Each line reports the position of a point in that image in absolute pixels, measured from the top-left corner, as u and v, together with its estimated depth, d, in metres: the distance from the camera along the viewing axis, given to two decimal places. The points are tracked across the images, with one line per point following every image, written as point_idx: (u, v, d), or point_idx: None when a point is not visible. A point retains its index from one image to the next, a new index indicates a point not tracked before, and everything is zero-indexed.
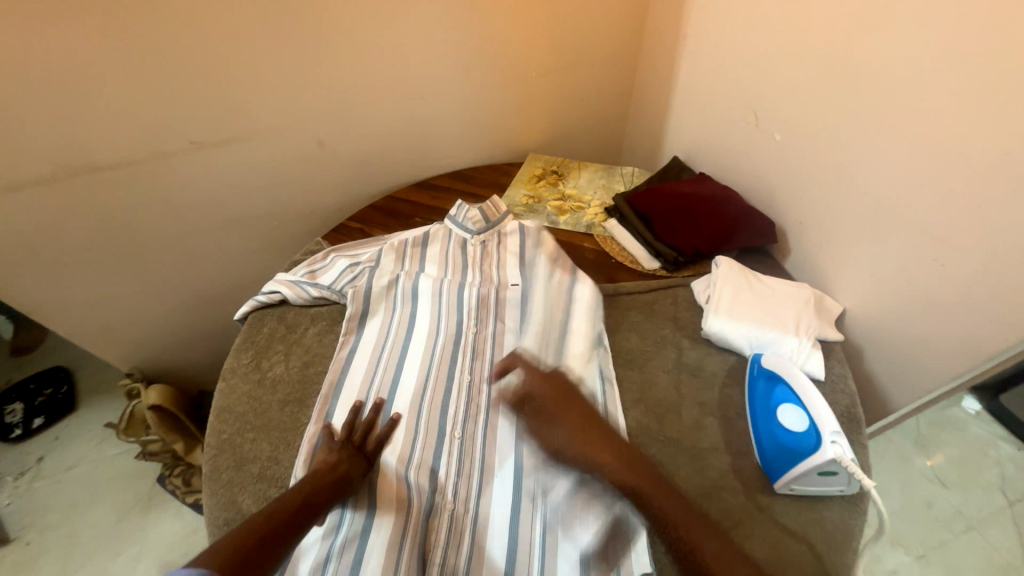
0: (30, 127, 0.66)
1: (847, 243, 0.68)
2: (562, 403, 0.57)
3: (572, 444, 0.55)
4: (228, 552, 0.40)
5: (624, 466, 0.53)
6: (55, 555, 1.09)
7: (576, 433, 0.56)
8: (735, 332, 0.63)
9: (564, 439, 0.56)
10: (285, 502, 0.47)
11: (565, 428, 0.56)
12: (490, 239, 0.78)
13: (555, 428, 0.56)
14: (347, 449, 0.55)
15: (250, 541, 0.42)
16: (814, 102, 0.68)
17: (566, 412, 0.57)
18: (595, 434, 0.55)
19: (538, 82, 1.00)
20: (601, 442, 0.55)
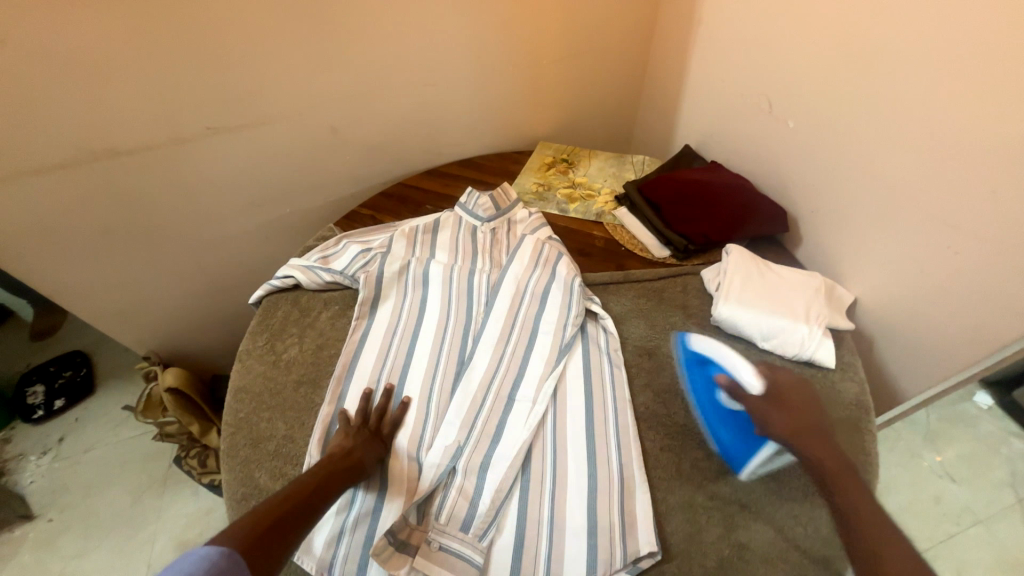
0: (48, 113, 0.67)
1: (860, 233, 0.68)
2: (804, 406, 0.50)
3: (792, 438, 0.49)
4: (248, 526, 0.40)
5: (848, 485, 0.46)
6: (76, 532, 1.13)
7: (804, 433, 0.49)
8: (745, 319, 0.62)
9: (785, 428, 0.49)
10: (301, 485, 0.47)
11: (791, 421, 0.49)
12: (500, 226, 0.81)
13: (783, 419, 0.49)
14: (362, 434, 0.56)
15: (272, 516, 0.42)
16: (830, 88, 0.67)
17: (800, 413, 0.50)
18: (820, 436, 0.49)
19: (549, 68, 0.99)
20: (820, 451, 0.48)
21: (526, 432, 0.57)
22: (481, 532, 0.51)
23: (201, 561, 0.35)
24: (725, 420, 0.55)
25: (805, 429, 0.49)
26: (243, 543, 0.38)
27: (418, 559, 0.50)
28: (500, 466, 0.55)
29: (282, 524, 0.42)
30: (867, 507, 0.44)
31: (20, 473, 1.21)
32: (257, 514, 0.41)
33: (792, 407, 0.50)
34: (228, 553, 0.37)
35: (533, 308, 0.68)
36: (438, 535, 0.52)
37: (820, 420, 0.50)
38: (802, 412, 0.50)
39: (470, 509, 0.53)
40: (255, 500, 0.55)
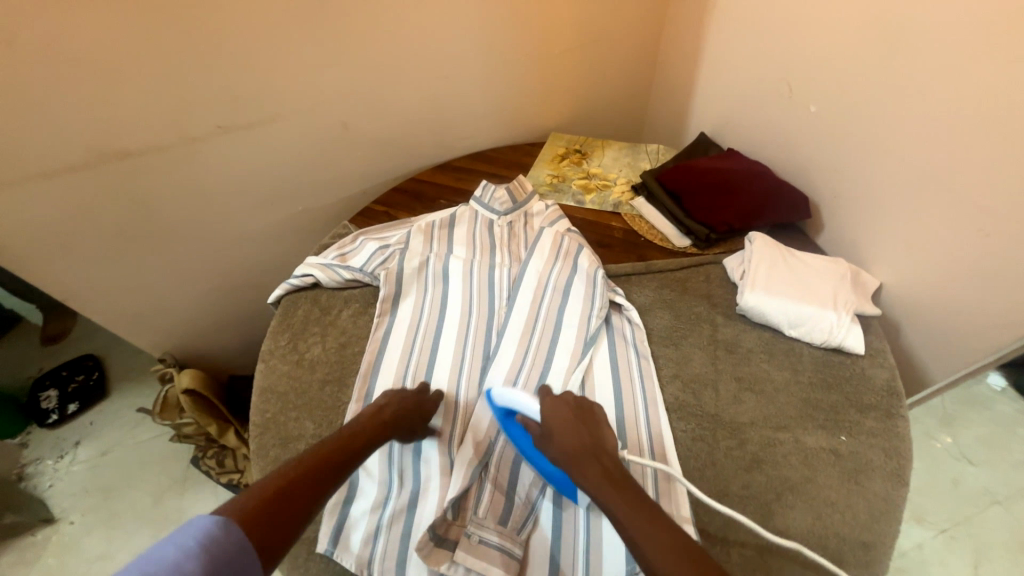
0: (58, 115, 0.67)
1: (884, 218, 0.67)
2: (577, 425, 0.50)
3: (570, 464, 0.47)
4: (258, 493, 0.40)
5: (624, 500, 0.43)
6: (98, 533, 1.14)
7: (581, 450, 0.48)
8: (771, 307, 0.62)
9: (561, 456, 0.48)
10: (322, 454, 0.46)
11: (564, 446, 0.48)
12: (516, 219, 0.80)
13: (555, 443, 0.49)
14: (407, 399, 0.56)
15: (285, 483, 0.42)
16: (852, 71, 0.66)
17: (573, 432, 0.49)
18: (594, 458, 0.47)
19: (559, 58, 0.98)
20: (599, 467, 0.46)
21: None
22: (518, 525, 0.52)
23: (201, 532, 0.35)
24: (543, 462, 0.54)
25: (579, 448, 0.48)
26: (252, 512, 0.38)
27: (458, 553, 0.50)
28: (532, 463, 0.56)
29: (295, 488, 0.42)
30: (647, 525, 0.41)
31: (39, 477, 1.22)
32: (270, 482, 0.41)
33: (558, 429, 0.50)
34: (229, 522, 0.37)
35: (555, 302, 0.67)
36: (478, 528, 0.51)
37: (588, 440, 0.49)
38: (574, 431, 0.49)
39: (506, 504, 0.54)
40: None
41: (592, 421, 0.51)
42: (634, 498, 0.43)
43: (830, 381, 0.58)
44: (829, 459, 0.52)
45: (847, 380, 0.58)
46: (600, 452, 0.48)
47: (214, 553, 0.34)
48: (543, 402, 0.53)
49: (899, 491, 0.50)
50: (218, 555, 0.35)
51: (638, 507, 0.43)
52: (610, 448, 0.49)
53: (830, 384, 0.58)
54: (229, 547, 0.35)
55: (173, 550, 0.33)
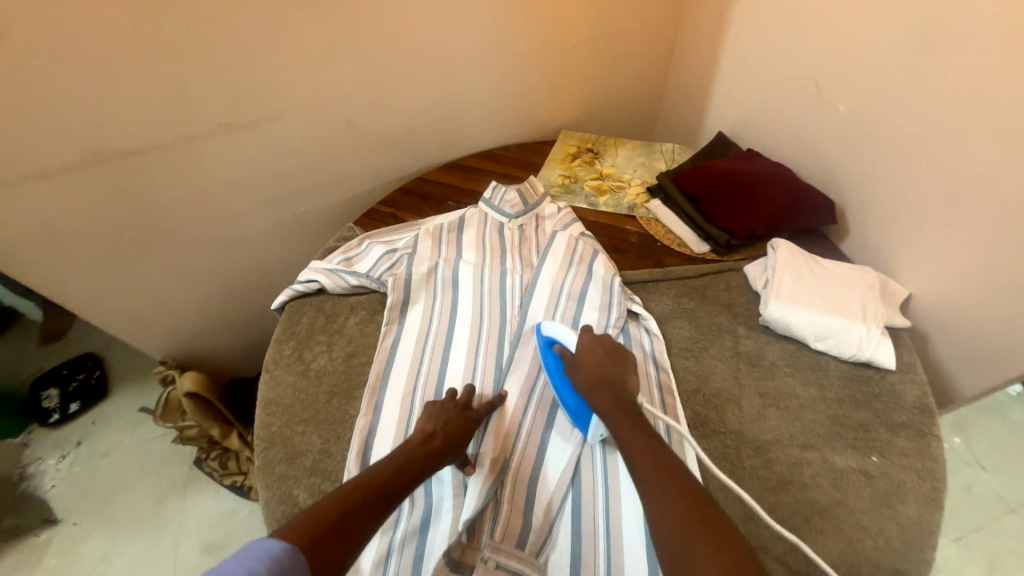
0: (51, 113, 0.63)
1: (914, 226, 0.64)
2: (606, 358, 0.55)
3: (588, 387, 0.53)
4: (307, 525, 0.38)
5: (629, 424, 0.48)
6: (100, 535, 1.13)
7: (604, 380, 0.53)
8: (798, 318, 0.59)
9: (584, 379, 0.53)
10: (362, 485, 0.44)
11: (590, 372, 0.54)
12: (528, 222, 0.78)
13: (583, 368, 0.54)
14: (455, 419, 0.54)
15: (337, 511, 0.41)
16: (885, 70, 0.62)
17: (600, 363, 0.54)
18: (611, 387, 0.52)
19: (571, 53, 0.94)
20: (616, 396, 0.51)
21: (573, 442, 0.56)
22: (537, 548, 0.50)
23: (264, 556, 0.35)
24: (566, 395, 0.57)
25: (601, 377, 0.53)
26: (310, 542, 0.37)
27: None
28: (549, 482, 0.54)
29: (345, 522, 0.40)
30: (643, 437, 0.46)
31: (40, 477, 1.20)
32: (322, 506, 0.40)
33: (587, 359, 0.55)
34: (293, 550, 0.36)
35: (569, 309, 0.65)
36: (494, 553, 0.50)
37: (613, 371, 0.54)
38: (600, 362, 0.54)
39: (524, 524, 0.52)
40: None
41: (623, 360, 0.56)
42: (640, 425, 0.48)
43: (859, 397, 0.56)
44: (859, 480, 0.50)
45: (876, 396, 0.56)
46: (621, 384, 0.52)
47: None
48: (583, 336, 0.58)
49: (935, 515, 0.48)
50: None
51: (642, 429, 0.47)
52: (631, 385, 0.53)
53: (858, 401, 0.56)
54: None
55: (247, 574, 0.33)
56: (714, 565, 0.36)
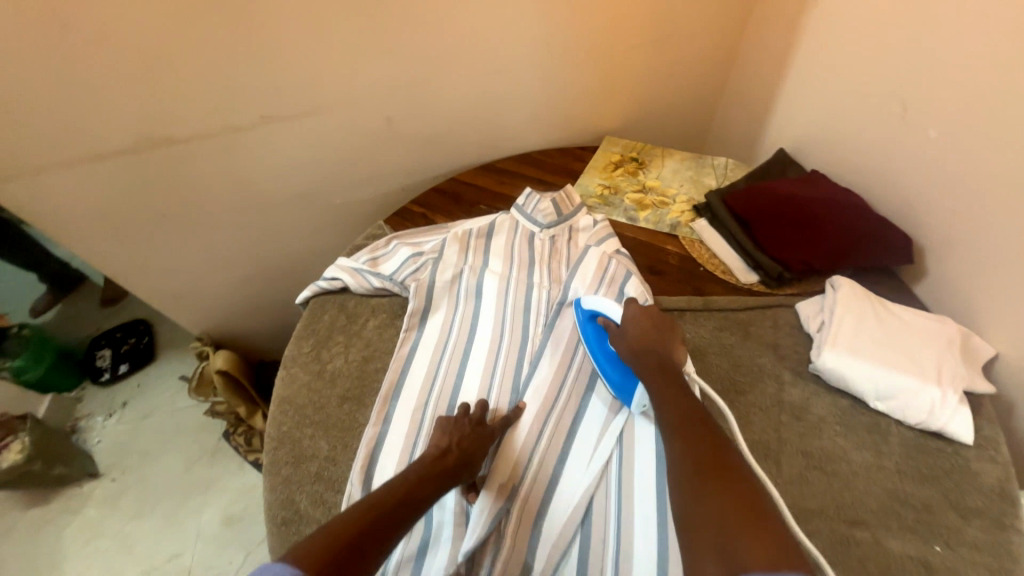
0: (103, 98, 0.65)
1: (1012, 278, 0.55)
2: (651, 327, 0.55)
3: (632, 348, 0.53)
4: (323, 545, 0.37)
5: (666, 383, 0.49)
6: (134, 493, 1.20)
7: (648, 346, 0.53)
8: (857, 372, 0.52)
9: (629, 340, 0.54)
10: (377, 503, 0.42)
11: (636, 335, 0.54)
12: (561, 234, 0.73)
13: (629, 330, 0.55)
14: (469, 437, 0.52)
15: (352, 530, 0.39)
16: (995, 93, 0.53)
17: (644, 330, 0.55)
18: (654, 353, 0.52)
19: (624, 54, 0.88)
20: (658, 361, 0.52)
21: (586, 482, 0.52)
22: None
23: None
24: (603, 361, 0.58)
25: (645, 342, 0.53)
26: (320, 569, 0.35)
27: None
28: (556, 521, 0.50)
29: (354, 553, 0.37)
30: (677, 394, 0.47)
31: (88, 432, 1.29)
32: (333, 531, 0.38)
33: (632, 323, 0.55)
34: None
35: None
36: None
37: (658, 339, 0.54)
38: (645, 328, 0.55)
39: (524, 565, 0.48)
40: (296, 527, 0.52)
41: (671, 333, 0.55)
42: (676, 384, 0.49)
43: (924, 472, 0.48)
44: (918, 573, 0.43)
45: (945, 473, 0.48)
46: (665, 351, 0.53)
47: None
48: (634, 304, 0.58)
49: None
50: None
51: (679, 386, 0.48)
52: (675, 356, 0.53)
53: (923, 476, 0.48)
54: None
55: None
56: (719, 504, 0.36)
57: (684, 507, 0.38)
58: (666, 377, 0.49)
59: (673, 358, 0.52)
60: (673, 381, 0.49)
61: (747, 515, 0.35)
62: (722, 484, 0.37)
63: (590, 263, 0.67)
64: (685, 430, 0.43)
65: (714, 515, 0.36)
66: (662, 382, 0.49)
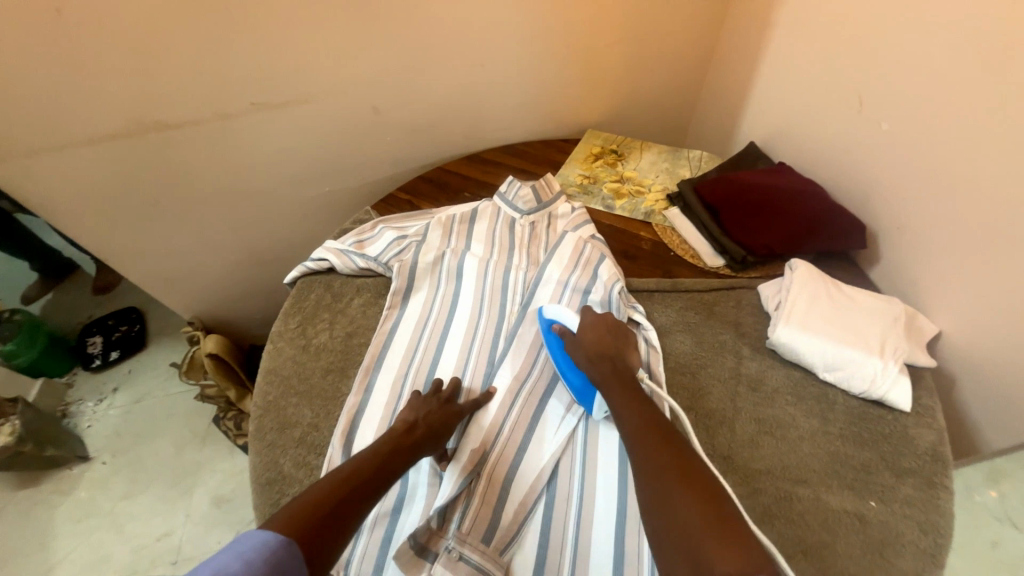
0: (98, 83, 0.67)
1: (954, 260, 0.59)
2: (604, 334, 0.57)
3: (588, 359, 0.55)
4: (304, 511, 0.39)
5: (620, 387, 0.51)
6: (124, 476, 1.22)
7: (603, 353, 0.55)
8: (807, 346, 0.56)
9: (585, 352, 0.56)
10: (356, 471, 0.45)
11: (592, 346, 0.56)
12: (540, 220, 0.77)
13: (583, 340, 0.57)
14: (438, 411, 0.54)
15: (333, 501, 0.41)
16: (938, 88, 0.57)
17: (599, 337, 0.57)
18: (611, 359, 0.55)
19: (605, 50, 0.91)
20: (611, 367, 0.54)
21: (554, 446, 0.55)
22: (502, 546, 0.50)
23: (259, 547, 0.35)
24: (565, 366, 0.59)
25: (601, 349, 0.56)
26: (301, 532, 0.38)
27: (437, 567, 0.48)
28: (524, 478, 0.54)
29: (332, 523, 0.39)
30: (634, 401, 0.49)
31: (79, 416, 1.31)
32: (313, 499, 0.40)
33: (588, 330, 0.57)
34: (287, 542, 0.36)
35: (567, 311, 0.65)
36: (460, 544, 0.49)
37: (612, 345, 0.56)
38: (599, 335, 0.57)
39: (493, 520, 0.51)
40: (279, 487, 0.55)
41: (621, 339, 0.57)
42: (631, 391, 0.51)
43: (864, 436, 0.52)
44: (852, 525, 0.46)
45: (885, 438, 0.52)
46: (619, 357, 0.55)
47: (269, 568, 0.34)
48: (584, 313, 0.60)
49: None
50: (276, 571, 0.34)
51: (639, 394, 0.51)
52: (629, 359, 0.56)
53: (863, 440, 0.52)
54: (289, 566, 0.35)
55: (240, 565, 0.33)
56: (696, 514, 0.38)
57: (652, 518, 0.40)
58: (626, 385, 0.51)
59: (630, 364, 0.54)
60: (631, 389, 0.51)
61: (714, 522, 0.37)
62: (689, 495, 0.39)
63: (565, 247, 0.70)
64: (651, 438, 0.45)
65: (681, 521, 0.38)
66: (619, 390, 0.51)
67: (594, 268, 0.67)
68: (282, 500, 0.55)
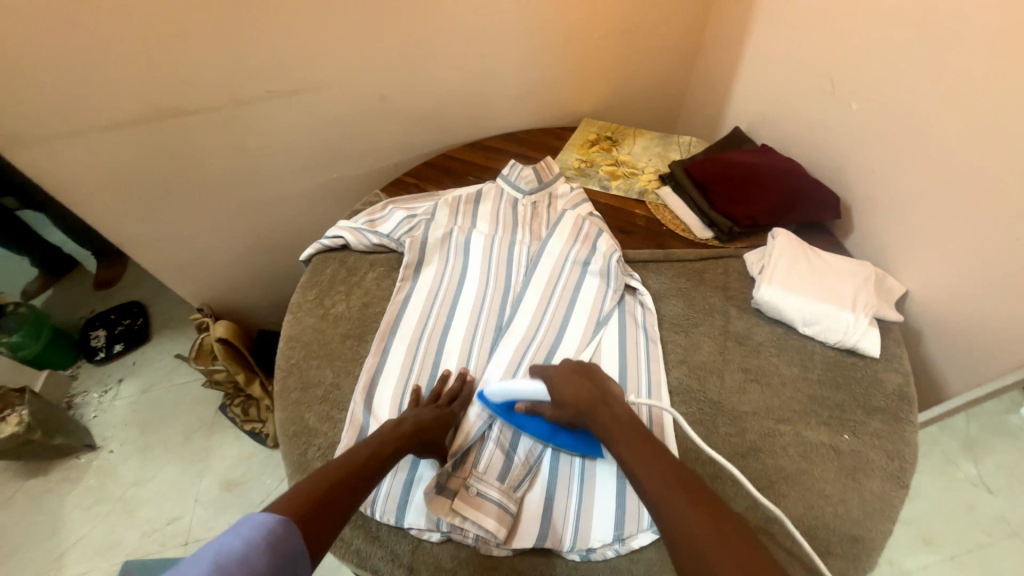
0: (121, 71, 0.72)
1: (917, 225, 0.65)
2: (581, 380, 0.54)
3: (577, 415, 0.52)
4: (305, 494, 0.43)
5: (627, 437, 0.49)
6: (132, 463, 1.24)
7: (589, 400, 0.52)
8: (788, 302, 0.61)
9: (570, 407, 0.52)
10: (355, 457, 0.49)
11: (574, 399, 0.52)
12: (541, 200, 0.81)
13: (562, 396, 0.53)
14: (430, 410, 0.56)
15: (327, 487, 0.44)
16: (899, 69, 0.63)
17: (578, 387, 0.53)
18: (599, 406, 0.51)
19: (598, 42, 0.97)
20: (609, 414, 0.51)
21: None
22: (515, 483, 0.55)
23: (259, 527, 0.38)
24: (542, 430, 0.57)
25: (586, 399, 0.52)
26: (297, 516, 0.41)
27: (458, 502, 0.52)
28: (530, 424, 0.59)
29: (332, 502, 0.43)
30: (644, 459, 0.46)
31: (84, 408, 1.33)
32: (307, 488, 0.43)
33: (562, 383, 0.54)
34: (285, 522, 0.39)
35: (568, 282, 0.70)
36: (478, 482, 0.54)
37: (595, 391, 0.53)
38: (578, 384, 0.53)
39: (505, 462, 0.56)
40: (305, 438, 0.60)
41: (600, 379, 0.55)
42: (640, 439, 0.48)
43: (839, 381, 0.58)
44: (827, 454, 0.53)
45: (858, 381, 0.58)
46: (608, 403, 0.52)
47: (269, 546, 0.37)
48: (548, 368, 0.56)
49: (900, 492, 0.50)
50: (275, 550, 0.37)
51: (645, 442, 0.48)
52: (616, 396, 0.54)
53: (838, 383, 0.58)
54: (285, 543, 0.38)
55: (243, 544, 0.36)
56: None
57: None
58: (629, 435, 0.49)
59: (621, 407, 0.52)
60: (634, 438, 0.48)
61: None
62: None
63: (565, 224, 0.75)
64: (676, 502, 0.42)
65: None
66: (626, 443, 0.48)
67: (592, 243, 0.72)
68: (308, 451, 0.59)
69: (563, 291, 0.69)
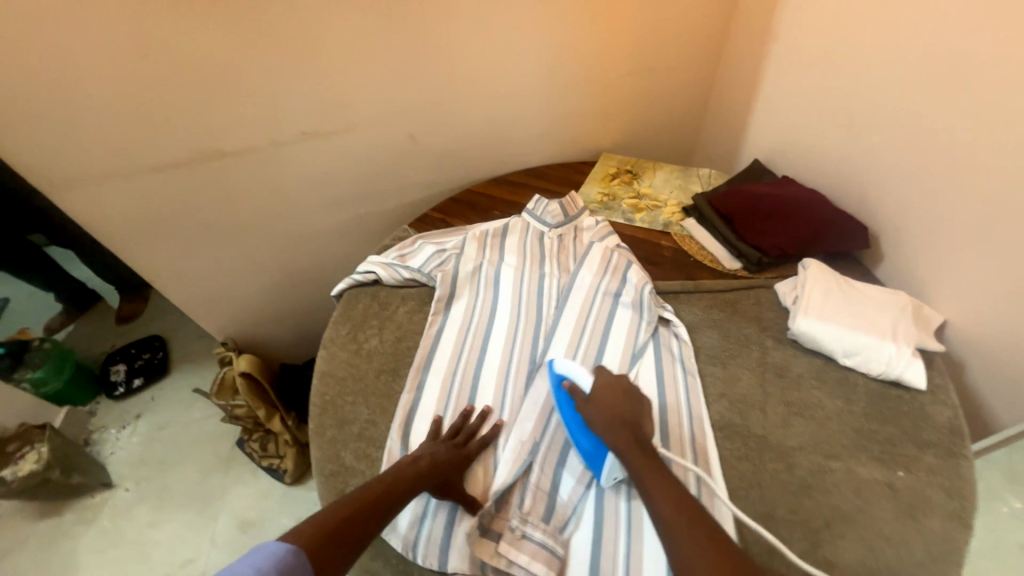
0: (168, 117, 0.75)
1: (951, 254, 0.65)
2: (614, 396, 0.56)
3: (606, 428, 0.53)
4: (317, 528, 0.45)
5: (647, 459, 0.51)
6: (148, 502, 1.22)
7: (618, 418, 0.54)
8: (826, 334, 0.61)
9: (601, 420, 0.54)
10: (369, 491, 0.50)
11: (606, 413, 0.54)
12: (566, 233, 0.82)
13: (596, 409, 0.55)
14: (448, 447, 0.57)
15: (340, 520, 0.46)
16: (921, 103, 0.65)
17: (616, 401, 0.56)
18: (623, 429, 0.53)
19: (616, 81, 1.01)
20: (632, 436, 0.53)
21: None
22: (561, 524, 0.54)
23: (271, 557, 0.41)
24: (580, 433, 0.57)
25: (620, 415, 0.54)
26: (311, 546, 0.43)
27: (502, 545, 0.52)
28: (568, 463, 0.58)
29: (346, 534, 0.46)
30: (663, 485, 0.49)
31: (102, 445, 1.32)
32: (322, 521, 0.46)
33: (603, 393, 0.56)
34: (296, 552, 0.42)
35: (600, 314, 0.70)
36: (521, 523, 0.53)
37: (626, 412, 0.55)
38: (615, 399, 0.56)
39: (549, 502, 0.55)
40: (342, 477, 0.59)
41: (630, 398, 0.57)
42: (659, 468, 0.50)
43: (887, 414, 0.57)
44: (883, 492, 0.51)
45: (906, 415, 0.57)
46: (637, 424, 0.54)
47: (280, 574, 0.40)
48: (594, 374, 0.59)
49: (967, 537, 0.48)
50: None
51: (663, 473, 0.50)
52: (643, 421, 0.55)
53: (886, 417, 0.57)
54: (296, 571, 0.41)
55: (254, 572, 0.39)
56: None
57: None
58: (651, 460, 0.51)
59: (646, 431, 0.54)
60: (654, 464, 0.50)
61: None
62: None
63: (593, 256, 0.75)
64: (688, 532, 0.45)
65: None
66: (648, 467, 0.50)
67: (621, 275, 0.73)
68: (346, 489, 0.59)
69: (595, 323, 0.69)
